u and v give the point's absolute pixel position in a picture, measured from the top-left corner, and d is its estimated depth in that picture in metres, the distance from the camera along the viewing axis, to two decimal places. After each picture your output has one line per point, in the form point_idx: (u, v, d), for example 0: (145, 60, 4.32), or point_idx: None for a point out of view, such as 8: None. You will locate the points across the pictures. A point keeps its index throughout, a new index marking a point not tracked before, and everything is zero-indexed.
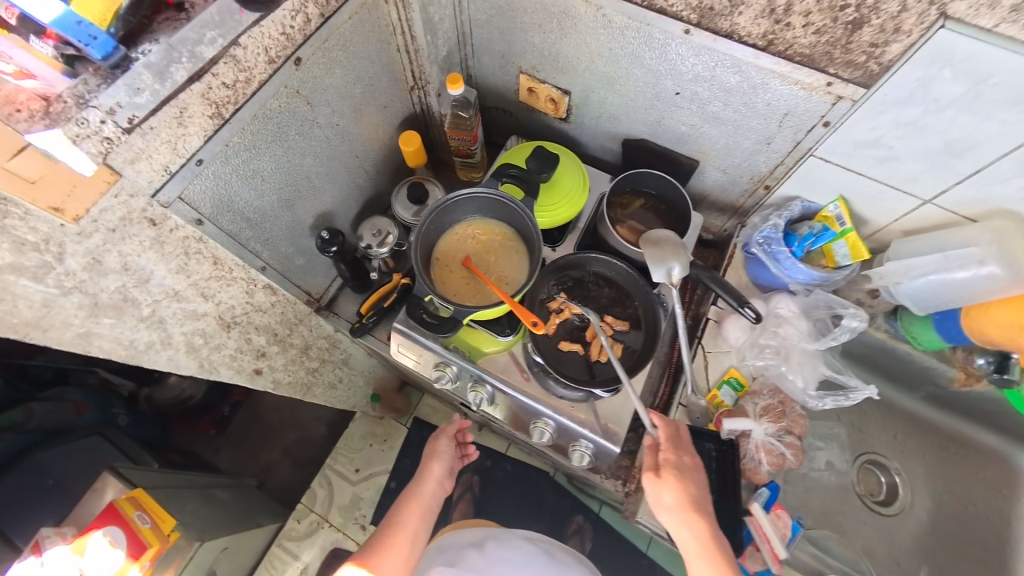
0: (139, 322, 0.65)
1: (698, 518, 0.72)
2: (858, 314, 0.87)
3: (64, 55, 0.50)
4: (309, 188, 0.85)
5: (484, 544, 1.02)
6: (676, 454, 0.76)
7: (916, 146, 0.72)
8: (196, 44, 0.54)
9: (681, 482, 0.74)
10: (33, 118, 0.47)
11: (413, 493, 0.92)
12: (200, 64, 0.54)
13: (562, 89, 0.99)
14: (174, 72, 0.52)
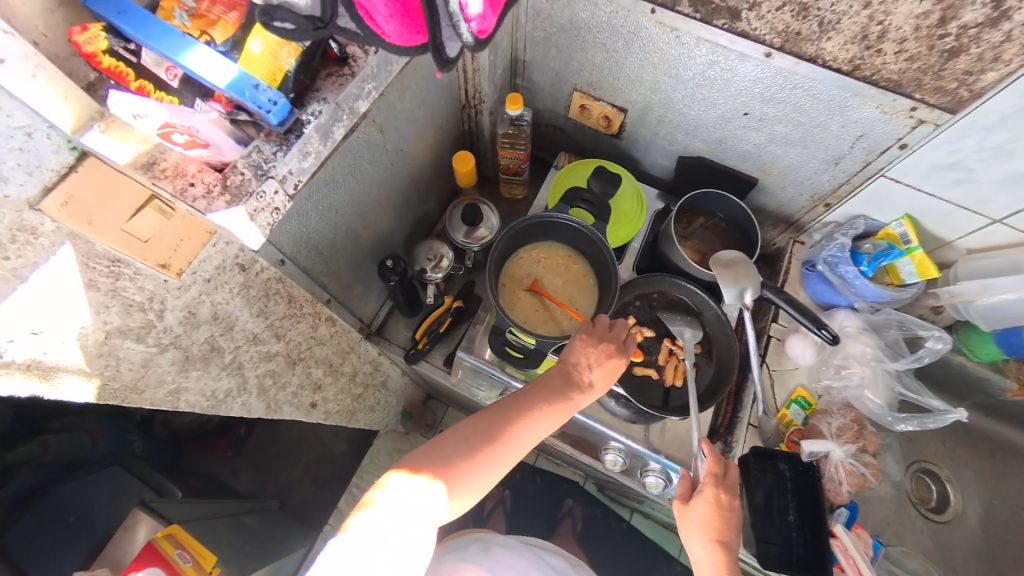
0: (221, 371, 0.61)
1: (720, 554, 0.66)
2: (944, 337, 0.80)
3: (234, 120, 0.46)
4: (372, 215, 0.81)
5: (488, 547, 0.92)
6: (714, 488, 0.67)
7: (996, 171, 0.69)
8: (356, 99, 0.52)
9: (712, 518, 0.66)
10: (210, 194, 0.46)
11: (514, 423, 0.65)
12: (356, 118, 0.53)
13: (618, 106, 0.95)
14: (335, 133, 0.51)
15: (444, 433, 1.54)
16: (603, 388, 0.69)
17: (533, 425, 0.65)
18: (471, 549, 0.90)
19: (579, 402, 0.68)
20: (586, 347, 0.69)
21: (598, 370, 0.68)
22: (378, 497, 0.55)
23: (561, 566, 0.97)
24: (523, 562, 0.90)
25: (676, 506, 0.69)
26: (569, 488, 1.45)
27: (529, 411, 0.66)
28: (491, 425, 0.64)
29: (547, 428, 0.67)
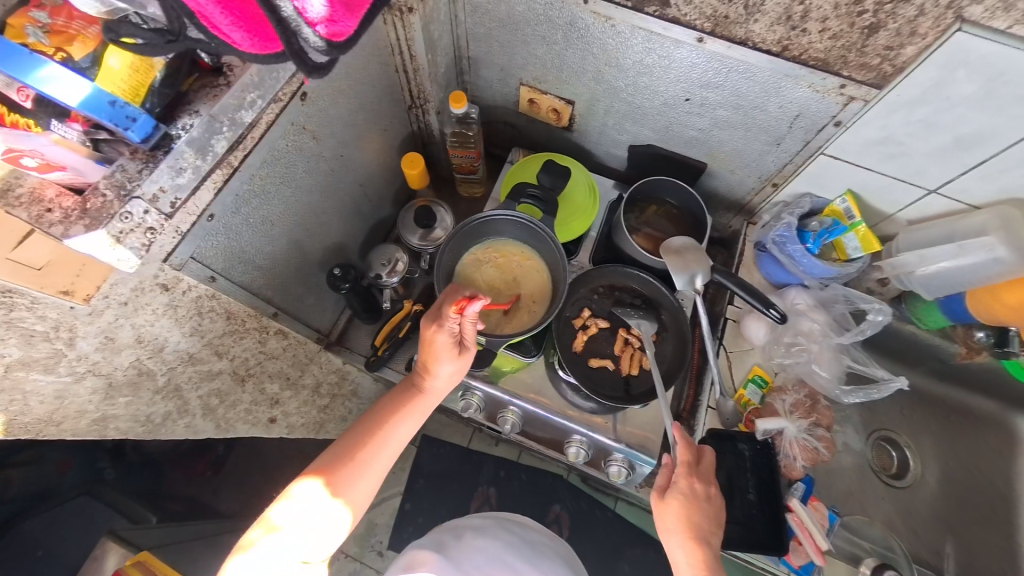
0: (155, 394, 0.59)
1: (697, 549, 0.64)
2: (884, 309, 0.81)
3: (92, 139, 0.49)
4: (318, 224, 0.79)
5: (462, 534, 0.86)
6: (689, 478, 0.67)
7: (925, 142, 0.70)
8: (237, 110, 0.55)
9: (687, 509, 0.66)
10: (68, 218, 0.47)
11: (384, 423, 0.69)
12: (240, 130, 0.55)
13: (565, 99, 0.95)
14: (215, 145, 0.53)
15: (427, 436, 1.46)
16: (455, 374, 0.72)
17: (403, 420, 0.70)
18: (444, 540, 0.85)
19: (434, 390, 0.71)
20: (429, 346, 0.69)
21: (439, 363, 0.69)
22: (278, 517, 0.59)
23: (539, 541, 0.91)
24: (494, 546, 0.83)
25: (653, 501, 0.69)
26: (553, 483, 1.42)
27: (396, 410, 0.70)
28: (368, 427, 0.69)
29: (419, 419, 0.72)
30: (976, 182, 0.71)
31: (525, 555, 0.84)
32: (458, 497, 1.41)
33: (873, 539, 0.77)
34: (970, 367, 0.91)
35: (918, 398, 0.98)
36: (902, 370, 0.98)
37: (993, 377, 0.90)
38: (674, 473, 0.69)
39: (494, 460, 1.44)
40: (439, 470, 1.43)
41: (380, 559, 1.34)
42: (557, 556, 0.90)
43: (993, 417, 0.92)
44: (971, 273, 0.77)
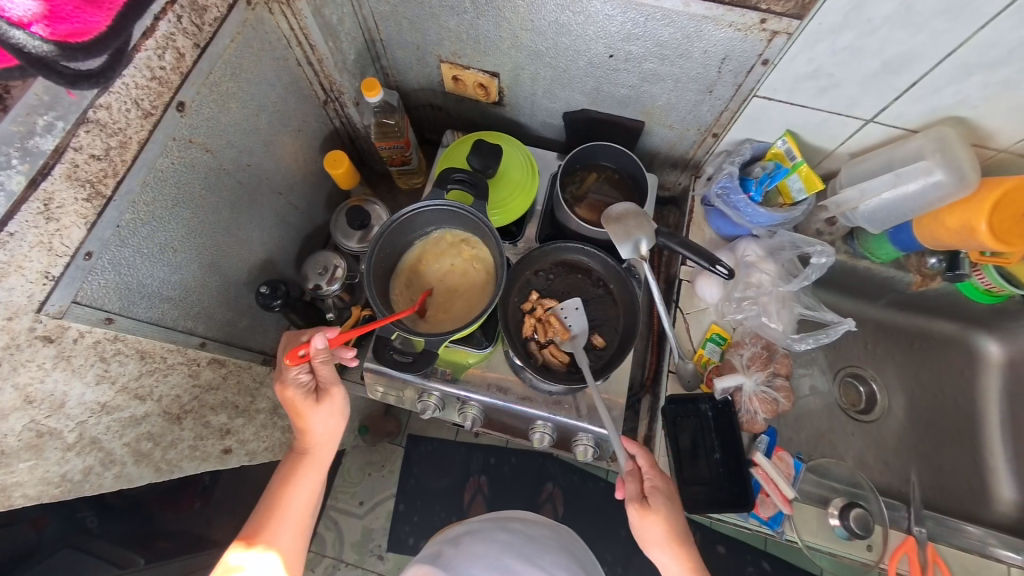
0: (67, 452, 0.54)
1: (683, 552, 0.64)
2: (825, 250, 0.80)
3: None
4: (234, 243, 0.73)
5: (458, 541, 0.77)
6: (660, 479, 0.67)
7: (855, 71, 0.66)
8: (27, 136, 0.43)
9: (669, 516, 0.65)
10: None
11: (285, 485, 0.69)
12: (41, 159, 0.44)
13: (489, 71, 0.84)
14: (5, 182, 0.42)
15: (413, 436, 1.44)
16: (335, 420, 0.72)
17: (301, 479, 0.70)
18: (441, 550, 0.76)
19: (320, 444, 0.71)
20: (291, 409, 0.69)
21: (310, 420, 0.70)
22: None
23: (544, 536, 0.80)
24: (491, 550, 0.74)
25: (635, 516, 0.65)
26: (545, 462, 1.42)
27: (286, 473, 0.70)
28: (270, 496, 0.68)
29: (319, 472, 0.72)
30: (909, 106, 0.69)
31: (525, 555, 0.74)
32: (450, 489, 1.40)
33: (841, 478, 0.79)
34: (925, 295, 0.91)
35: (879, 331, 0.97)
36: (864, 305, 0.98)
37: (948, 302, 0.91)
38: (646, 479, 0.67)
39: (483, 450, 1.43)
40: (429, 467, 1.42)
41: (381, 562, 1.33)
42: (566, 550, 0.79)
43: (951, 339, 0.95)
44: (914, 202, 0.75)
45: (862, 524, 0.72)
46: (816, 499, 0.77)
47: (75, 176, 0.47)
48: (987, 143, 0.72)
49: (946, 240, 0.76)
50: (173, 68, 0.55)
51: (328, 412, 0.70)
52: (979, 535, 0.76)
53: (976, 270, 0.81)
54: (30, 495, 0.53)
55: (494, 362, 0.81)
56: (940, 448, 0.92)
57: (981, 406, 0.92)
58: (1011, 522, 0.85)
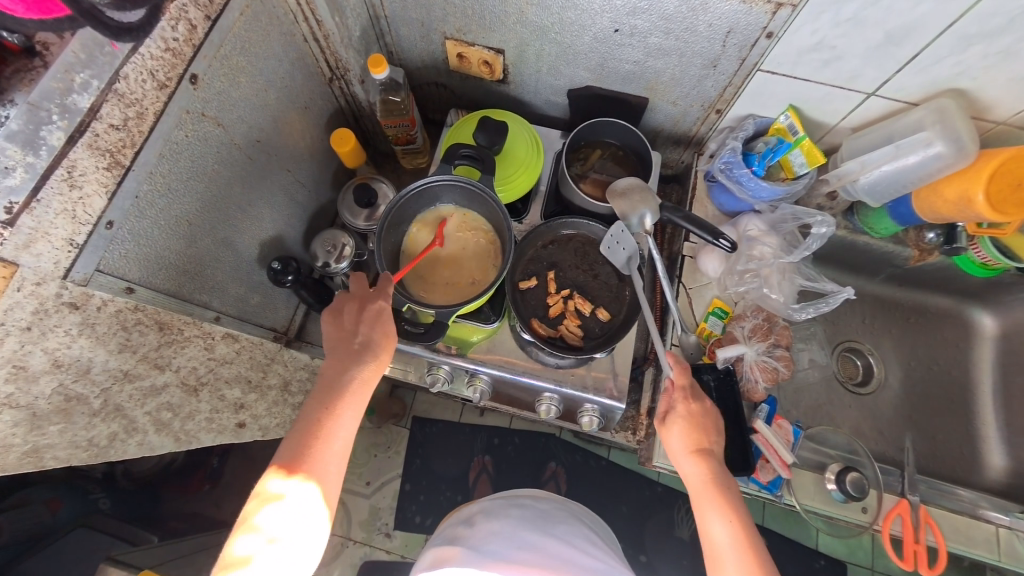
0: (92, 418, 0.56)
1: (706, 463, 0.64)
2: (826, 220, 0.82)
3: None
4: (245, 218, 0.74)
5: (474, 521, 0.79)
6: (688, 400, 0.68)
7: (858, 42, 0.66)
8: (66, 93, 0.45)
9: (691, 428, 0.66)
10: None
11: (343, 384, 0.64)
12: (78, 117, 0.46)
13: (494, 48, 0.84)
14: (47, 137, 0.45)
15: (419, 417, 1.47)
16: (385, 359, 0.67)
17: (349, 402, 0.63)
18: (457, 532, 0.78)
19: (373, 372, 0.66)
20: (373, 321, 0.67)
21: (378, 343, 0.67)
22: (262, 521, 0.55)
23: (555, 510, 0.81)
24: (507, 524, 0.75)
25: (659, 431, 0.68)
26: (548, 441, 1.44)
27: (355, 368, 0.65)
28: (327, 390, 0.63)
29: (359, 407, 0.65)
30: (910, 78, 0.70)
31: (540, 527, 0.75)
32: (456, 468, 1.43)
33: (838, 446, 0.81)
34: (922, 269, 0.93)
35: (877, 306, 1.00)
36: (862, 281, 1.00)
37: (944, 275, 0.93)
38: (674, 398, 0.69)
39: (487, 430, 1.46)
40: (435, 447, 1.45)
41: (389, 538, 1.36)
42: (578, 519, 0.81)
43: (946, 311, 0.97)
44: (913, 174, 0.76)
45: (858, 487, 0.74)
46: (814, 464, 0.80)
47: (96, 145, 0.48)
48: (985, 115, 0.73)
49: (943, 213, 0.78)
50: (186, 40, 0.55)
51: (385, 345, 0.67)
52: (970, 497, 0.79)
53: (972, 243, 0.83)
54: (60, 457, 0.55)
55: (500, 339, 0.83)
56: (934, 418, 0.95)
57: (975, 377, 0.95)
58: (1002, 487, 0.88)
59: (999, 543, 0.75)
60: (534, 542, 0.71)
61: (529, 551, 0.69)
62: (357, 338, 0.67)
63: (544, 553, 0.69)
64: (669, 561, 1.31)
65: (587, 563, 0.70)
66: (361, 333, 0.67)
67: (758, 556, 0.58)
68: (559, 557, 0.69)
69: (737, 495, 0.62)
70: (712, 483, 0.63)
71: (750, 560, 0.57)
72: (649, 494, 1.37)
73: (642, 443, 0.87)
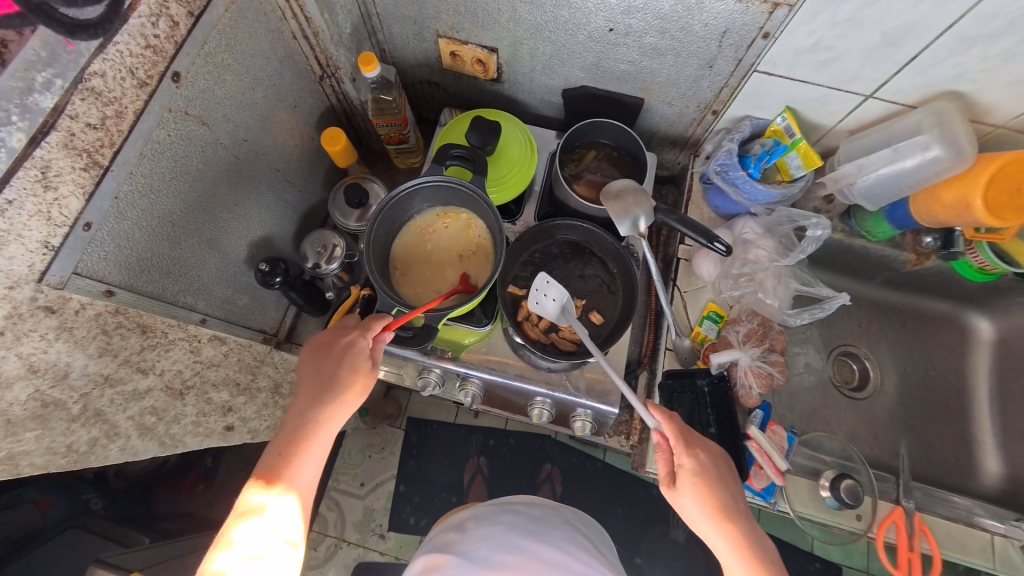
0: (72, 423, 0.55)
1: (731, 528, 0.59)
2: (822, 223, 0.81)
3: None
4: (232, 218, 0.73)
5: (465, 527, 0.77)
6: (693, 453, 0.63)
7: (855, 43, 0.65)
8: (26, 93, 0.43)
9: (706, 490, 0.61)
10: None
11: (306, 423, 0.63)
12: (42, 117, 0.44)
13: (487, 46, 0.83)
14: (7, 138, 0.42)
15: (413, 418, 1.46)
16: (352, 399, 0.65)
17: (321, 424, 0.63)
18: (449, 538, 0.77)
19: (337, 412, 0.64)
20: (338, 355, 0.66)
21: (342, 381, 0.65)
22: (238, 534, 0.54)
23: (548, 515, 0.80)
24: (498, 531, 0.74)
25: (669, 498, 0.64)
26: (542, 443, 1.44)
27: (319, 407, 0.64)
28: (289, 433, 0.62)
29: (325, 446, 0.64)
30: (907, 80, 0.69)
31: (532, 532, 0.74)
32: (450, 470, 1.42)
33: (833, 452, 0.80)
34: (919, 273, 0.92)
35: (873, 310, 0.99)
36: (859, 284, 0.99)
37: (942, 279, 0.92)
38: (675, 455, 0.64)
39: (482, 431, 1.45)
40: (429, 448, 1.44)
41: (383, 540, 1.35)
42: (570, 524, 0.80)
43: (942, 316, 0.97)
44: (911, 178, 0.76)
45: (853, 494, 0.74)
46: (809, 470, 0.79)
47: (71, 145, 0.47)
48: (984, 118, 0.73)
49: (941, 218, 0.77)
50: (167, 36, 0.54)
51: (352, 385, 0.65)
52: (966, 505, 0.78)
53: (970, 248, 0.82)
54: (37, 464, 0.54)
55: (493, 342, 0.82)
56: (929, 422, 0.94)
57: (971, 382, 0.94)
58: (998, 494, 0.87)
59: (994, 552, 0.75)
60: (525, 548, 0.70)
61: (520, 557, 0.69)
62: (323, 374, 0.65)
63: (535, 561, 0.68)
64: (664, 565, 1.30)
65: (579, 570, 0.69)
66: (326, 370, 0.66)
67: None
68: (550, 565, 0.69)
69: (762, 551, 0.59)
70: (741, 546, 0.59)
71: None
72: (644, 497, 1.36)
73: (636, 448, 0.86)
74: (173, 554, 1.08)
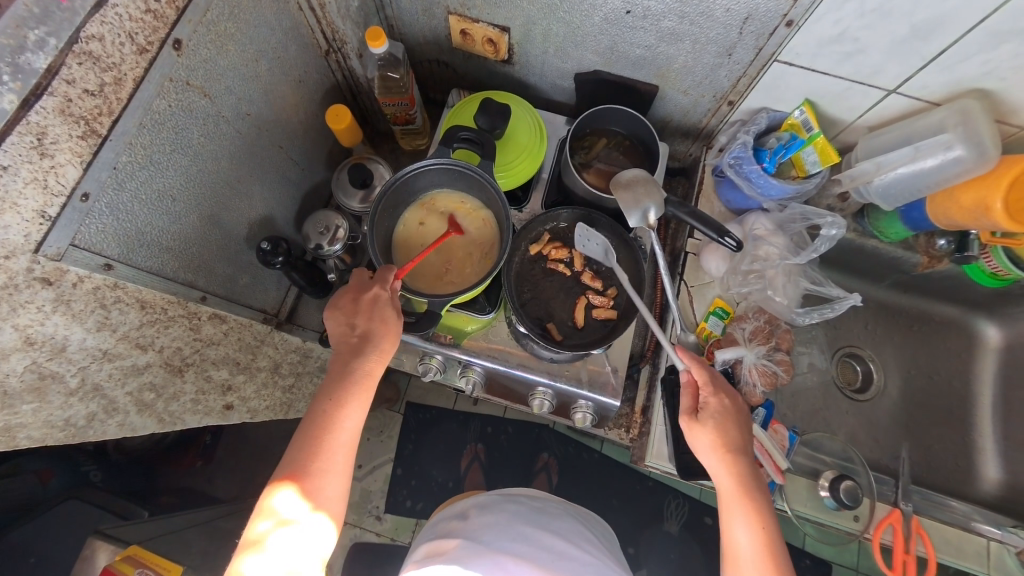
0: (69, 397, 0.55)
1: (735, 465, 0.62)
2: (836, 221, 0.79)
3: None
4: (234, 195, 0.72)
5: (467, 515, 0.78)
6: (718, 394, 0.66)
7: (884, 34, 0.63)
8: (18, 52, 0.41)
9: (720, 429, 0.64)
10: None
11: (338, 393, 0.63)
12: (33, 79, 0.42)
13: (499, 26, 0.80)
14: None
15: (412, 403, 1.46)
16: (387, 352, 0.66)
17: (360, 379, 0.64)
18: (451, 526, 0.76)
19: (376, 364, 0.65)
20: (368, 311, 0.65)
21: (379, 334, 0.65)
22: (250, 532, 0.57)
23: (550, 506, 0.80)
24: (502, 518, 0.74)
25: (684, 427, 0.66)
26: (540, 432, 1.44)
27: (362, 361, 0.64)
28: (331, 383, 0.64)
29: (366, 400, 0.65)
30: (933, 75, 0.66)
31: (536, 522, 0.74)
32: (447, 455, 1.43)
33: (833, 453, 0.80)
34: (930, 276, 0.91)
35: (880, 312, 0.98)
36: (868, 286, 0.97)
37: (952, 283, 0.91)
38: (701, 394, 0.67)
39: (480, 419, 1.45)
40: (427, 433, 1.44)
41: (379, 522, 1.36)
42: (572, 516, 0.80)
43: (950, 320, 0.95)
44: (930, 178, 0.74)
45: (852, 495, 0.73)
46: (808, 471, 0.79)
47: (68, 111, 0.45)
48: (1009, 118, 0.70)
49: (958, 221, 0.75)
50: (167, 2, 0.52)
51: (386, 337, 0.65)
52: (963, 510, 0.78)
53: (983, 252, 0.80)
54: (35, 436, 0.54)
55: (496, 330, 0.81)
56: (930, 427, 0.93)
57: (974, 388, 0.93)
58: (995, 500, 0.87)
59: (989, 557, 0.75)
60: (528, 536, 0.70)
61: (523, 544, 0.68)
62: (356, 330, 0.65)
63: (539, 548, 0.68)
64: (656, 556, 1.32)
65: (579, 558, 0.69)
66: (358, 325, 0.65)
67: (779, 565, 0.58)
68: (553, 551, 0.68)
69: (759, 495, 0.61)
70: (743, 485, 0.61)
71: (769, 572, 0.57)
72: (639, 488, 1.37)
73: (635, 442, 0.86)
74: (173, 528, 1.08)
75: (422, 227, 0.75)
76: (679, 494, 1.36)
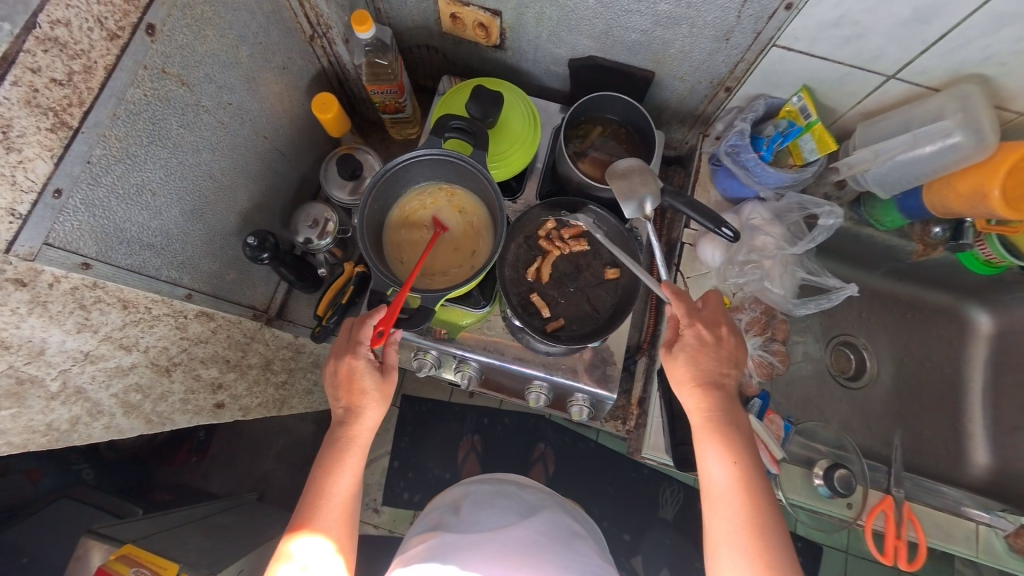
0: (50, 401, 0.53)
1: (706, 399, 0.59)
2: (834, 211, 0.78)
3: None
4: (218, 190, 0.69)
5: (459, 508, 0.77)
6: (694, 325, 0.62)
7: (885, 18, 0.61)
8: None
9: (693, 335, 0.62)
10: None
11: (330, 461, 0.65)
12: None
13: (490, 10, 0.77)
14: None
15: (408, 396, 1.46)
16: (374, 418, 0.67)
17: (348, 451, 0.65)
18: (441, 518, 0.76)
19: (364, 433, 0.66)
20: (349, 386, 0.66)
21: (365, 404, 0.66)
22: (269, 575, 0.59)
23: (541, 499, 0.80)
24: (493, 514, 0.74)
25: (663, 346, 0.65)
26: (536, 423, 1.44)
27: (346, 428, 0.66)
28: (321, 458, 0.65)
29: (359, 464, 0.66)
30: (934, 60, 0.65)
31: (527, 516, 0.74)
32: (444, 447, 1.43)
33: (828, 441, 0.81)
34: (924, 264, 0.91)
35: (874, 301, 0.98)
36: (862, 274, 0.97)
37: (947, 271, 0.91)
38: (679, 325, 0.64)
39: (476, 410, 1.45)
40: (423, 425, 1.44)
41: (377, 514, 1.37)
42: (564, 510, 0.80)
43: (943, 308, 0.96)
44: (928, 165, 0.73)
45: (846, 483, 0.74)
46: (803, 460, 0.80)
47: (35, 102, 0.43)
48: (1008, 104, 0.69)
49: (954, 209, 0.75)
50: None
51: (372, 405, 0.66)
52: (954, 495, 0.79)
53: (977, 240, 0.80)
54: (15, 442, 0.53)
55: (491, 323, 0.80)
56: (921, 414, 0.94)
57: (966, 375, 0.94)
58: (985, 484, 0.89)
59: (978, 541, 0.76)
60: (518, 530, 0.70)
61: (513, 539, 0.68)
62: (342, 403, 0.67)
63: (531, 543, 0.68)
64: (651, 542, 1.34)
65: (573, 556, 0.69)
66: (343, 399, 0.67)
67: (753, 502, 0.54)
68: (544, 546, 0.68)
69: (733, 431, 0.57)
70: (710, 416, 0.58)
71: (723, 445, 0.56)
72: (635, 477, 1.38)
73: (631, 433, 0.86)
74: (168, 525, 1.07)
75: (416, 221, 0.74)
76: (674, 481, 1.38)
